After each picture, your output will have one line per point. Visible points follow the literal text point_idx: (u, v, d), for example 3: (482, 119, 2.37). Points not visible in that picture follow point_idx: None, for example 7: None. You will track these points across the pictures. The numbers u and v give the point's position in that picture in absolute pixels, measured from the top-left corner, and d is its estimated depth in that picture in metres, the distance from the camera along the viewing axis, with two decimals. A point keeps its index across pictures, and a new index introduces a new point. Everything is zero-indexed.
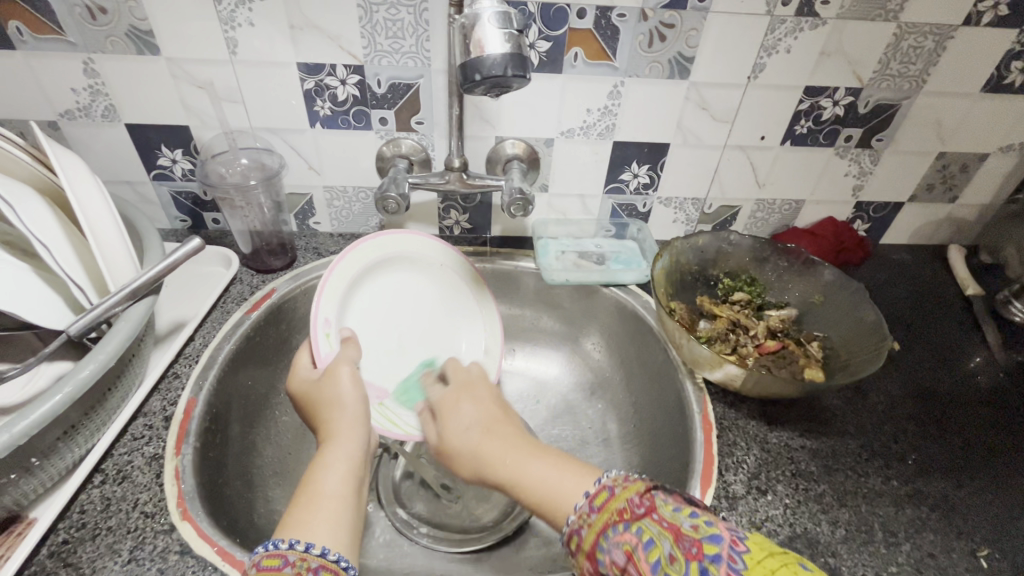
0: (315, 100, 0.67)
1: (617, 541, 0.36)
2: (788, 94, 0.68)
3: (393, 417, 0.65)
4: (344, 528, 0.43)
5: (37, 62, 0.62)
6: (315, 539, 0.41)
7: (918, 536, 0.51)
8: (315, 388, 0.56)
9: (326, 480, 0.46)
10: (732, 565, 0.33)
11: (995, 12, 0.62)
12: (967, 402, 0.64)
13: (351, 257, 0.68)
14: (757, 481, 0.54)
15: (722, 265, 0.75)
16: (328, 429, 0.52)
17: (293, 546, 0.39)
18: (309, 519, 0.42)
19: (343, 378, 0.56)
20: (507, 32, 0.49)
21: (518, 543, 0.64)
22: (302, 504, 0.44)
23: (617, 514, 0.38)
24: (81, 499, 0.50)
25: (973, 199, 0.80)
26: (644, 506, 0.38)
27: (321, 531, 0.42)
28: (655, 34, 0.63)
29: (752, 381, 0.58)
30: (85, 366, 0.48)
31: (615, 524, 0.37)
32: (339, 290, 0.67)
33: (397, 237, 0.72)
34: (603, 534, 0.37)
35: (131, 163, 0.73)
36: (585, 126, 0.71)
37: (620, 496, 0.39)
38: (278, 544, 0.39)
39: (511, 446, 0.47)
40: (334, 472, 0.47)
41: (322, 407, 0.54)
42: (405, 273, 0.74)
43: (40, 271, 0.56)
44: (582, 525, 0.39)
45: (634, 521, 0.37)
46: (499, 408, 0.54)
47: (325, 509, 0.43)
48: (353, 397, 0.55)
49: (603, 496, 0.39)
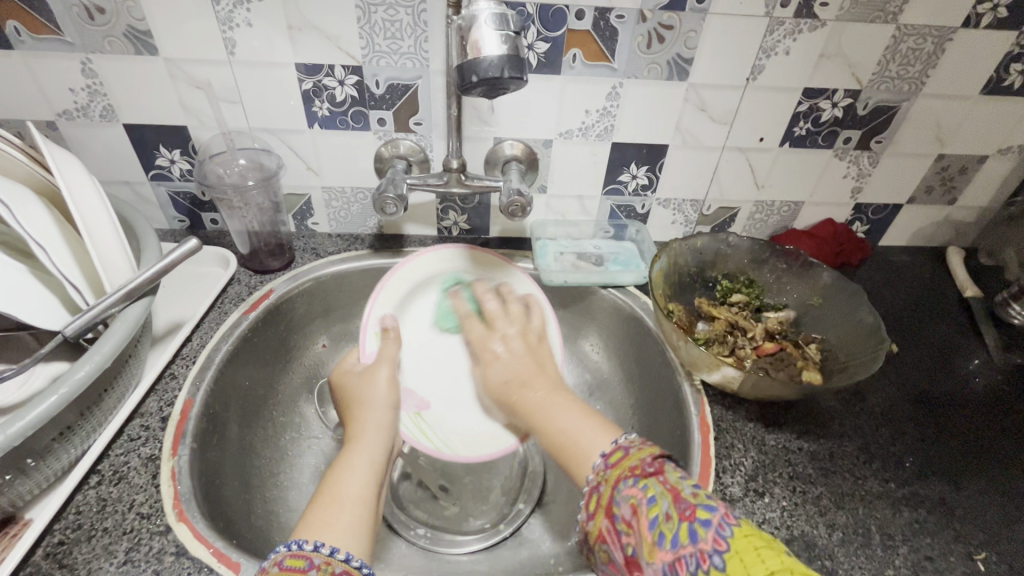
0: (313, 101, 0.67)
1: (626, 495, 0.38)
2: (787, 96, 0.68)
3: (426, 429, 0.65)
4: (364, 533, 0.43)
5: (35, 62, 0.62)
6: (340, 543, 0.41)
7: (915, 539, 0.50)
8: (356, 382, 0.59)
9: (347, 481, 0.46)
10: (720, 532, 0.33)
11: (994, 14, 0.62)
12: (964, 404, 0.64)
13: (411, 265, 0.71)
14: (754, 484, 0.54)
15: (720, 267, 0.75)
16: (351, 431, 0.53)
17: (318, 549, 0.39)
18: (332, 521, 0.42)
19: (377, 377, 0.59)
20: (504, 33, 0.49)
21: (515, 544, 0.64)
22: (324, 503, 0.44)
23: (630, 471, 0.39)
24: (77, 500, 0.50)
25: (972, 201, 0.80)
26: (654, 466, 0.39)
27: (342, 534, 0.42)
28: (654, 36, 0.63)
29: (749, 383, 0.58)
30: (81, 366, 0.48)
31: (626, 480, 0.39)
32: (397, 293, 0.70)
33: (451, 254, 0.73)
34: (616, 488, 0.39)
35: (129, 163, 0.73)
36: (583, 127, 0.70)
37: (635, 455, 0.40)
38: (302, 545, 0.39)
39: (546, 396, 0.53)
40: (357, 474, 0.47)
41: (352, 407, 0.56)
42: (463, 286, 0.74)
43: (37, 271, 0.56)
44: (600, 482, 0.40)
45: (642, 478, 0.38)
46: (535, 356, 0.59)
47: (348, 514, 0.43)
48: (387, 400, 0.57)
49: (618, 456, 0.41)
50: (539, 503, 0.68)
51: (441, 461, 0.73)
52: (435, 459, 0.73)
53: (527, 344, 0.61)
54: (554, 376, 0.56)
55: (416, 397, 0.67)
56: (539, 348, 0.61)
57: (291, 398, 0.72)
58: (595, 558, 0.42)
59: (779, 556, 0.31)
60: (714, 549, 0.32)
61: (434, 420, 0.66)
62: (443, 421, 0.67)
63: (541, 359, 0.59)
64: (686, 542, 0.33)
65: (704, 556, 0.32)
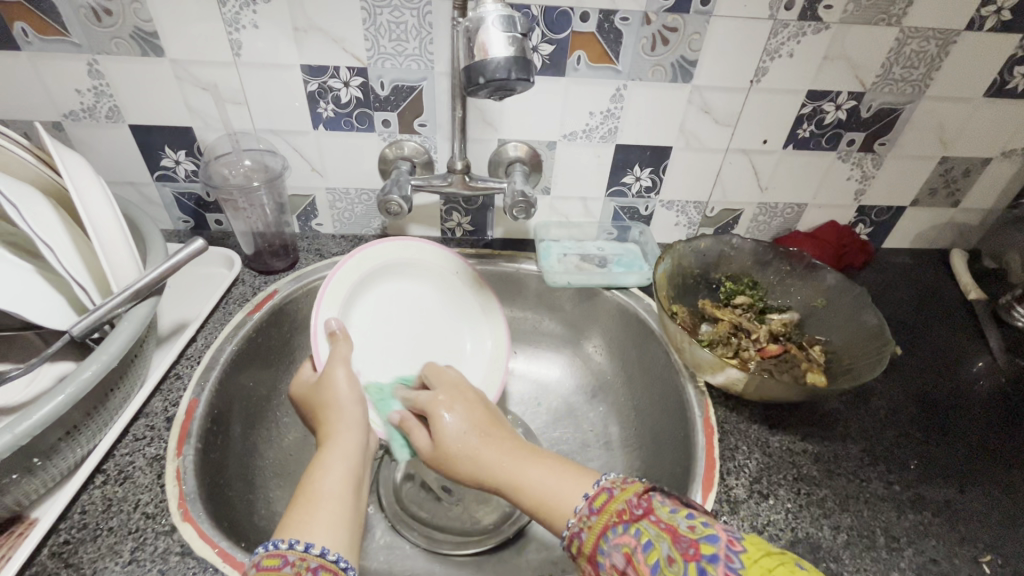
0: (318, 102, 0.68)
1: (617, 544, 0.37)
2: (790, 98, 0.68)
3: None
4: (343, 528, 0.43)
5: (42, 63, 0.62)
6: (314, 539, 0.41)
7: (920, 541, 0.50)
8: (316, 390, 0.58)
9: (326, 482, 0.46)
10: (730, 565, 0.33)
11: (998, 17, 0.62)
12: (968, 407, 0.64)
13: (351, 262, 0.69)
14: (759, 486, 0.54)
15: (724, 269, 0.75)
16: (324, 434, 0.53)
17: (293, 546, 0.39)
18: (309, 519, 0.42)
19: (336, 381, 0.57)
20: (511, 36, 0.49)
21: (518, 545, 0.64)
22: (301, 504, 0.44)
23: (617, 516, 0.39)
24: (83, 499, 0.50)
25: (976, 204, 0.80)
26: (642, 507, 0.38)
27: (320, 532, 0.42)
28: (658, 38, 0.63)
29: (754, 385, 0.58)
30: (87, 366, 0.48)
31: (615, 527, 0.38)
32: (339, 295, 0.68)
33: (397, 245, 0.73)
34: (603, 536, 0.38)
35: (135, 164, 0.73)
36: (588, 129, 0.71)
37: (619, 497, 0.40)
38: (278, 544, 0.39)
39: (507, 452, 0.49)
40: (333, 474, 0.47)
41: (323, 408, 0.56)
42: (403, 278, 0.74)
43: (43, 271, 0.56)
44: (583, 528, 0.40)
45: (632, 523, 0.37)
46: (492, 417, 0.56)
47: (325, 509, 0.44)
48: (352, 397, 0.57)
49: (602, 499, 0.40)
50: None
51: None
52: None
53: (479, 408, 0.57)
54: (508, 434, 0.53)
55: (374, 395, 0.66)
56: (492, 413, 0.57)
57: None
58: None
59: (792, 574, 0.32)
60: None
61: None
62: None
63: (487, 416, 0.55)
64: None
65: None
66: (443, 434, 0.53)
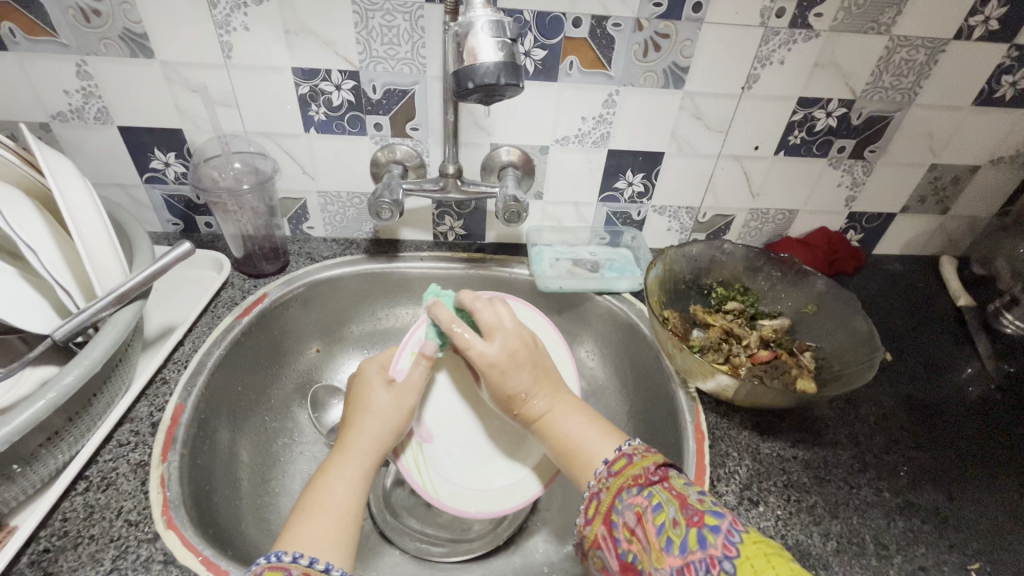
0: (309, 105, 0.67)
1: (630, 503, 0.42)
2: (781, 105, 0.68)
3: (422, 464, 0.61)
4: (346, 545, 0.44)
5: (29, 63, 0.62)
6: (316, 554, 0.41)
7: (910, 548, 0.50)
8: (372, 382, 0.56)
9: (332, 496, 0.46)
10: (728, 539, 0.37)
11: (986, 27, 0.63)
12: (957, 412, 0.64)
13: None
14: (749, 492, 0.54)
15: (715, 275, 0.75)
16: (347, 437, 0.52)
17: (296, 560, 0.40)
18: (310, 533, 0.43)
19: (400, 398, 0.56)
20: (500, 41, 0.49)
21: (509, 553, 0.63)
22: (308, 515, 0.45)
23: (632, 479, 0.44)
24: (64, 507, 0.49)
25: (965, 210, 0.81)
26: (656, 474, 0.44)
27: (321, 545, 0.42)
28: (650, 44, 0.63)
29: (744, 391, 0.58)
30: (69, 371, 0.47)
31: (630, 488, 0.43)
32: None
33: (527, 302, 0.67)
34: (619, 496, 0.43)
35: (123, 166, 0.72)
36: (580, 134, 0.71)
37: (636, 464, 0.45)
38: (281, 556, 0.40)
39: (553, 402, 0.54)
40: (344, 488, 0.47)
41: (358, 412, 0.54)
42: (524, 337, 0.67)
43: (27, 274, 0.55)
44: (601, 489, 0.45)
45: (646, 487, 0.42)
46: (541, 364, 0.56)
47: (331, 525, 0.44)
48: (389, 412, 0.54)
49: (621, 463, 0.45)
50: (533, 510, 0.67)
51: None
52: None
53: (534, 362, 0.56)
54: (555, 379, 0.57)
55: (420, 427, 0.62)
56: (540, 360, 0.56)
57: (282, 404, 0.72)
58: (586, 564, 0.46)
59: (784, 562, 0.35)
60: (724, 554, 0.36)
61: (433, 457, 0.62)
62: (442, 461, 0.62)
63: (539, 358, 0.56)
64: (695, 548, 0.37)
65: (713, 561, 0.36)
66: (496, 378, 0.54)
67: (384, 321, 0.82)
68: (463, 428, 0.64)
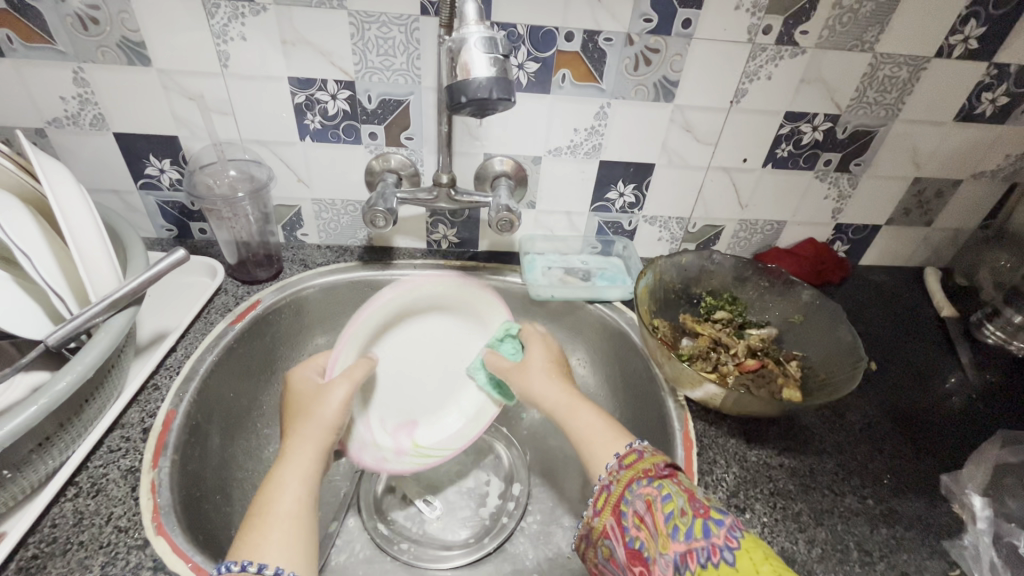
0: (304, 114, 0.68)
1: (640, 493, 0.43)
2: (769, 119, 0.70)
3: (424, 451, 0.69)
4: (298, 548, 0.43)
5: (26, 70, 0.62)
6: (267, 560, 0.41)
7: (892, 555, 0.51)
8: (307, 399, 0.56)
9: (279, 500, 0.46)
10: (731, 532, 0.39)
11: (965, 46, 0.65)
12: (939, 421, 0.65)
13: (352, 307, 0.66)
14: (736, 500, 0.55)
15: (705, 284, 0.76)
16: (289, 442, 0.51)
17: (245, 568, 0.40)
18: (259, 539, 0.43)
19: (331, 399, 0.56)
20: (493, 56, 0.50)
21: (499, 559, 0.64)
22: (254, 523, 0.44)
23: (643, 472, 0.45)
24: (53, 513, 0.49)
25: (948, 223, 0.83)
26: (667, 470, 0.45)
27: (273, 550, 0.42)
28: (640, 58, 0.64)
29: (731, 399, 0.59)
30: (62, 377, 0.48)
31: (641, 480, 0.44)
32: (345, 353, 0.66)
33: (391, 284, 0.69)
34: (629, 487, 0.44)
35: (118, 173, 0.73)
36: (572, 145, 0.72)
37: (648, 459, 0.46)
38: (234, 566, 0.40)
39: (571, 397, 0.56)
40: (290, 491, 0.47)
41: (294, 419, 0.54)
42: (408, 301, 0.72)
43: (21, 280, 0.56)
44: (612, 481, 0.46)
45: (656, 479, 0.44)
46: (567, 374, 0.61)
47: (279, 529, 0.44)
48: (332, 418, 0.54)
49: (632, 457, 0.47)
50: (523, 516, 0.68)
51: (427, 475, 0.72)
52: (421, 473, 0.72)
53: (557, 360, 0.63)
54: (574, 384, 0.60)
55: (401, 431, 0.70)
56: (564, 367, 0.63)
57: (274, 411, 0.72)
58: (592, 556, 0.47)
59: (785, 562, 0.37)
60: (727, 544, 0.38)
61: (427, 437, 0.71)
62: (433, 433, 0.71)
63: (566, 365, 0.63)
64: (699, 537, 0.39)
65: (716, 549, 0.38)
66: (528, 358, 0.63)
67: None
68: (418, 387, 0.72)
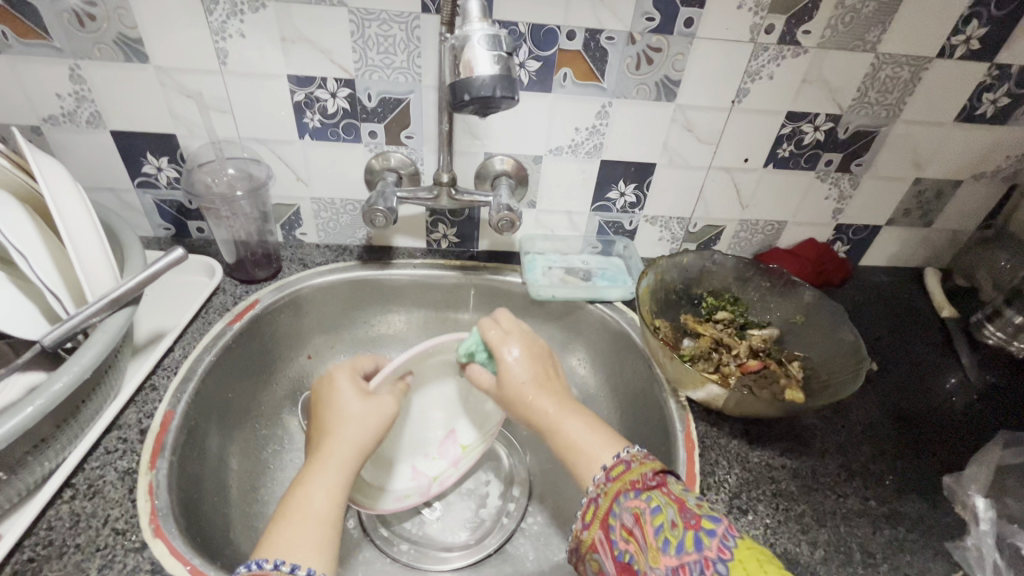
0: (304, 112, 0.67)
1: (628, 506, 0.43)
2: (770, 119, 0.70)
3: (472, 446, 0.69)
4: (329, 551, 0.44)
5: (21, 67, 0.61)
6: (299, 559, 0.42)
7: (895, 556, 0.51)
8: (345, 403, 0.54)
9: (314, 502, 0.46)
10: (723, 542, 0.39)
11: (967, 46, 0.65)
12: (940, 421, 0.65)
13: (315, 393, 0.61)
14: (738, 501, 0.54)
15: (706, 284, 0.76)
16: (326, 444, 0.50)
17: (278, 566, 0.41)
18: (295, 543, 0.43)
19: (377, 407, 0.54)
20: (496, 54, 0.49)
21: (499, 561, 0.63)
22: (289, 521, 0.44)
23: (631, 484, 0.44)
24: (49, 515, 0.48)
25: (949, 223, 0.83)
26: (656, 480, 0.44)
27: (307, 552, 0.42)
28: (642, 57, 0.64)
29: (733, 401, 0.59)
30: (59, 378, 0.47)
31: (627, 493, 0.44)
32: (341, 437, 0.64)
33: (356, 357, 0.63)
34: (617, 500, 0.44)
35: (114, 171, 0.72)
36: (573, 144, 0.71)
37: (635, 469, 0.46)
38: (262, 564, 0.41)
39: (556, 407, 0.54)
40: (325, 493, 0.47)
41: (331, 420, 0.53)
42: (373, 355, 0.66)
43: (17, 279, 0.55)
44: (599, 494, 0.45)
45: (644, 491, 0.43)
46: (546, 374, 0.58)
47: (315, 534, 0.44)
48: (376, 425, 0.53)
49: (620, 469, 0.46)
50: (523, 517, 0.67)
51: None
52: None
53: (534, 357, 0.59)
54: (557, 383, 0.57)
55: (444, 445, 0.70)
56: (546, 366, 0.59)
57: (273, 411, 0.71)
58: (583, 568, 0.47)
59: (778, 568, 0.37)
60: (719, 556, 0.38)
61: (466, 431, 0.71)
62: (467, 425, 0.71)
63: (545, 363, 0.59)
64: (691, 549, 0.39)
65: (708, 562, 0.38)
66: (506, 372, 0.57)
67: (377, 329, 0.82)
68: (430, 403, 0.71)
